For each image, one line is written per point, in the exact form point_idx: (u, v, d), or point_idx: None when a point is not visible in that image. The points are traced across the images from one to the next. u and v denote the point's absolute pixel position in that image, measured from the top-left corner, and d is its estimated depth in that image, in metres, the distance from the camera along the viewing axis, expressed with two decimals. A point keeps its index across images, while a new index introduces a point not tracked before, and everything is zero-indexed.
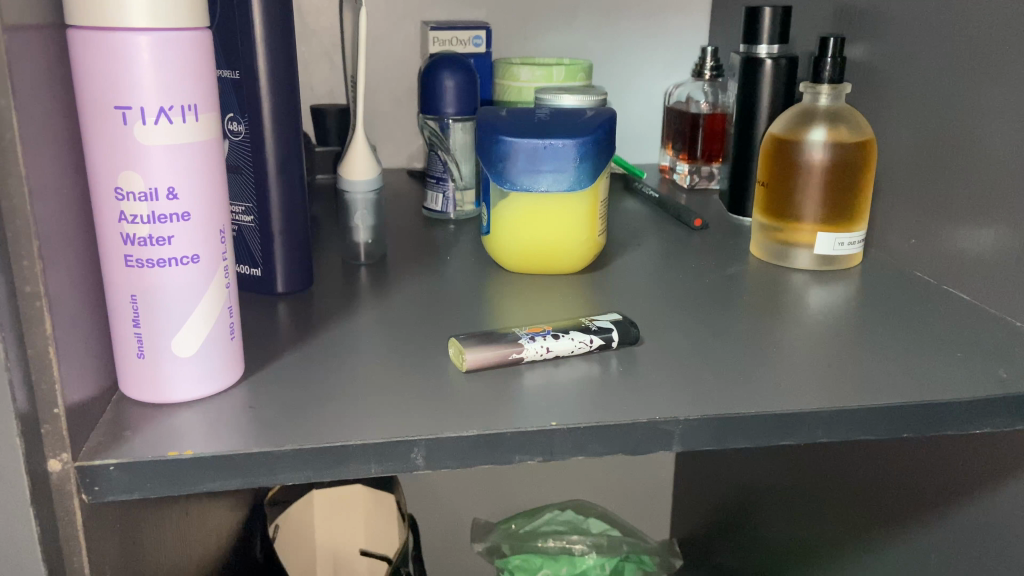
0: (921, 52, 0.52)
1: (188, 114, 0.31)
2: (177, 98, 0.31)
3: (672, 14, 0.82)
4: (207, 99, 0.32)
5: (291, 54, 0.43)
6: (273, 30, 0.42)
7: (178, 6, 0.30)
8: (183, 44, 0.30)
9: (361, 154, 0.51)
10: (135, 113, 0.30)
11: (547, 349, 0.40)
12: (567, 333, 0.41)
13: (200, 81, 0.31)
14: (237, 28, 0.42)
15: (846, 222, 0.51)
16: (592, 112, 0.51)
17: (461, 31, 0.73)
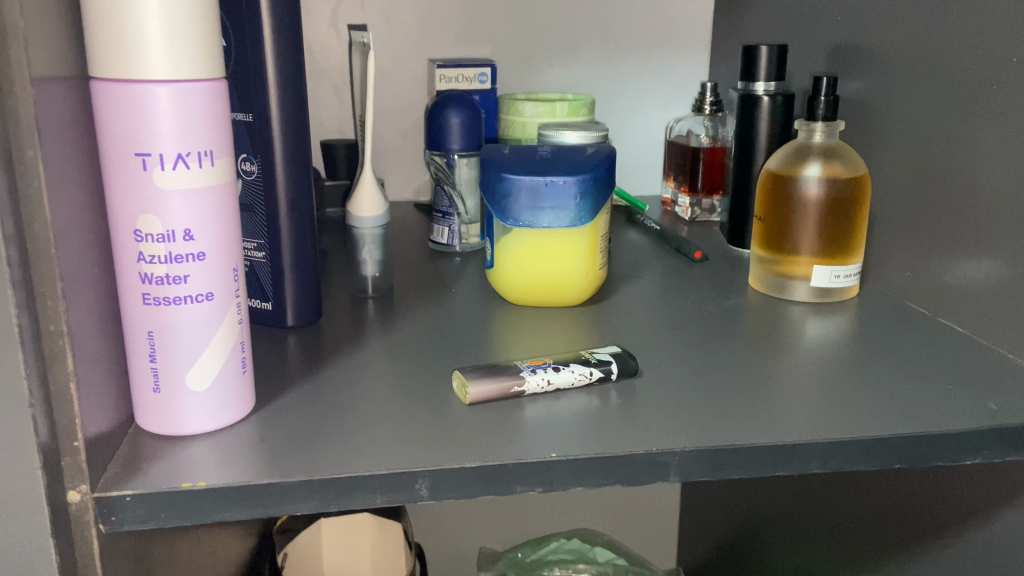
0: (913, 92, 0.53)
1: (204, 159, 0.33)
2: (194, 145, 0.32)
3: (672, 50, 0.84)
4: (221, 144, 0.34)
5: (301, 96, 0.45)
6: (285, 76, 0.44)
7: (196, 58, 0.32)
8: (200, 94, 0.32)
9: (369, 190, 0.52)
10: (154, 160, 0.32)
11: (548, 382, 0.41)
12: (568, 365, 0.42)
13: (216, 128, 0.33)
14: (250, 73, 0.44)
15: (842, 255, 0.52)
16: (592, 149, 0.53)
17: (467, 68, 0.75)
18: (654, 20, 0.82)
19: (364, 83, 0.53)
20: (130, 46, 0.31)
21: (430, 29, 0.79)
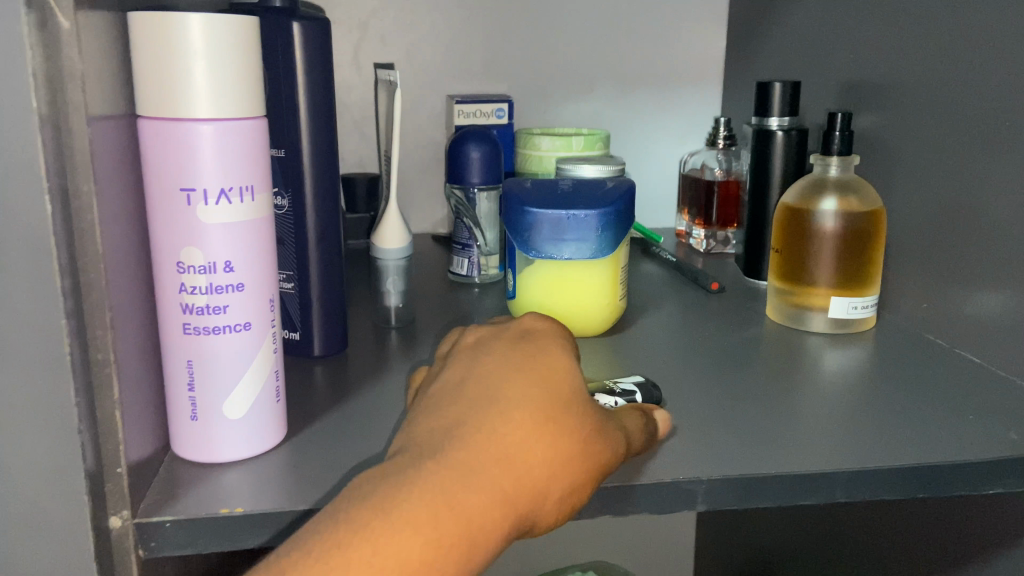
0: (925, 127, 0.54)
1: (245, 194, 0.34)
2: (235, 181, 0.34)
3: (685, 86, 0.85)
4: (261, 179, 0.35)
5: (331, 132, 0.46)
6: (316, 113, 0.45)
7: (240, 97, 0.33)
8: (243, 132, 0.33)
9: (394, 222, 0.54)
10: (198, 195, 0.33)
11: None
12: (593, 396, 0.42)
13: (256, 164, 0.34)
14: (283, 110, 0.45)
15: (859, 286, 0.53)
16: (612, 183, 0.54)
17: (484, 105, 0.78)
18: (668, 57, 0.84)
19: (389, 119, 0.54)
20: (177, 87, 0.32)
21: (449, 66, 0.81)
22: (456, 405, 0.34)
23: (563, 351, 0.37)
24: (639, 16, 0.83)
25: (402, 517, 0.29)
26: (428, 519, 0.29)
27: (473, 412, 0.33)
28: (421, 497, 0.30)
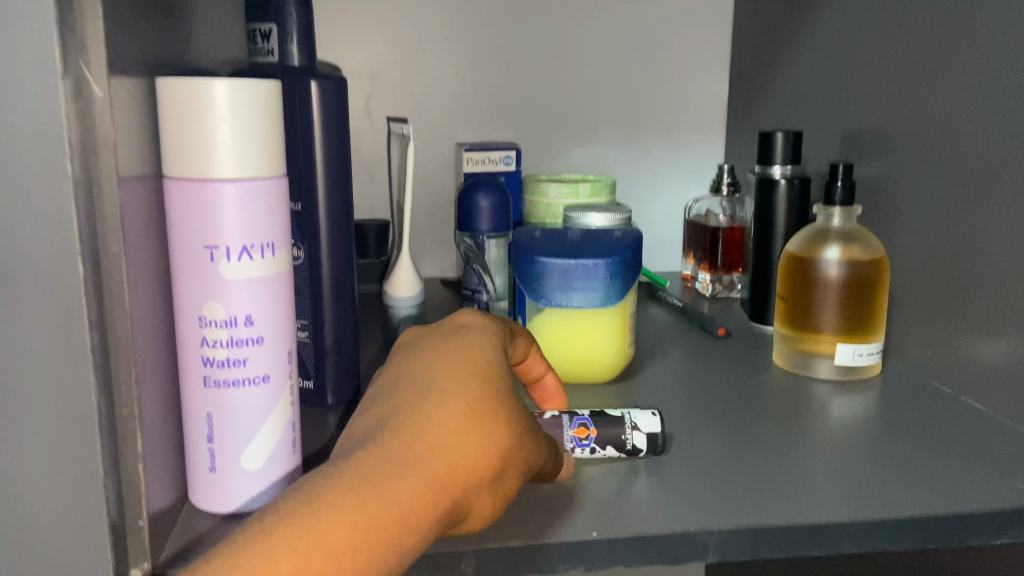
0: (927, 178, 0.56)
1: (266, 250, 0.35)
2: (257, 238, 0.35)
3: (690, 133, 0.87)
4: (281, 236, 0.36)
5: (346, 187, 0.48)
6: (332, 168, 0.47)
7: (262, 159, 0.35)
8: (265, 191, 0.35)
9: (405, 272, 0.55)
10: (221, 252, 0.34)
11: (590, 452, 0.43)
12: (605, 446, 0.43)
13: (276, 221, 0.35)
14: (301, 166, 0.46)
15: (864, 333, 0.53)
16: (619, 232, 0.55)
17: (493, 152, 0.79)
18: (672, 106, 0.86)
19: (402, 171, 0.56)
20: (203, 149, 0.33)
21: (459, 115, 0.83)
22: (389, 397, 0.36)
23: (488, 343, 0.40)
24: (644, 66, 0.85)
25: (346, 494, 0.30)
26: (364, 500, 0.30)
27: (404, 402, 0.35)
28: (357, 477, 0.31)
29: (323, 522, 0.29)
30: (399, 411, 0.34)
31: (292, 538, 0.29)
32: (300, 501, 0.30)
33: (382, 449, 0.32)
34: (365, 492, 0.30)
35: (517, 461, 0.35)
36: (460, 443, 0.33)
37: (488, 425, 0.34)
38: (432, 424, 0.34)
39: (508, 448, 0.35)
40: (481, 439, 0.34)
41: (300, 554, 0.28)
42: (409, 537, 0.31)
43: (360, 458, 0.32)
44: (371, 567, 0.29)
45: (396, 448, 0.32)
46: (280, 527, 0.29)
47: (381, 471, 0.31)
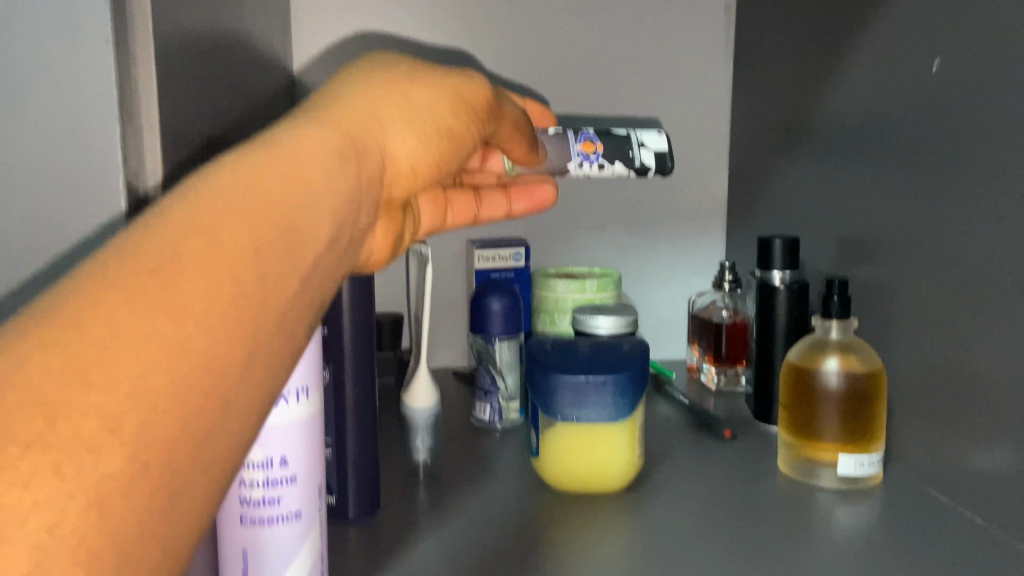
0: (918, 290, 0.58)
1: (300, 394, 0.38)
2: (291, 383, 0.37)
3: (691, 227, 0.91)
4: (314, 379, 0.39)
5: (370, 310, 0.51)
6: (357, 294, 0.50)
7: None
8: None
9: (422, 382, 0.58)
10: None
11: (593, 168, 0.64)
12: (612, 163, 0.64)
13: (309, 365, 0.38)
14: (327, 293, 0.50)
15: (865, 443, 0.55)
16: (628, 344, 0.58)
17: (503, 249, 0.82)
18: (674, 202, 0.90)
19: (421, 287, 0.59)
20: None
21: None
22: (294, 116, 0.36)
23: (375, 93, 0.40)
24: None
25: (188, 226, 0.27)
26: (199, 259, 0.27)
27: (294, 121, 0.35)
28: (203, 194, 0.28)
29: (267, 179, 0.30)
30: (323, 108, 0.37)
31: (233, 191, 0.29)
32: (235, 163, 0.30)
33: (308, 123, 0.35)
34: (297, 150, 0.32)
35: (426, 112, 0.41)
36: (374, 122, 0.39)
37: (400, 109, 0.40)
38: (358, 109, 0.38)
39: (421, 107, 0.41)
40: (393, 118, 0.40)
41: (245, 202, 0.29)
42: (325, 242, 0.33)
43: (282, 130, 0.34)
44: (266, 237, 0.29)
45: (304, 156, 0.32)
46: (217, 182, 0.29)
47: (309, 137, 0.33)
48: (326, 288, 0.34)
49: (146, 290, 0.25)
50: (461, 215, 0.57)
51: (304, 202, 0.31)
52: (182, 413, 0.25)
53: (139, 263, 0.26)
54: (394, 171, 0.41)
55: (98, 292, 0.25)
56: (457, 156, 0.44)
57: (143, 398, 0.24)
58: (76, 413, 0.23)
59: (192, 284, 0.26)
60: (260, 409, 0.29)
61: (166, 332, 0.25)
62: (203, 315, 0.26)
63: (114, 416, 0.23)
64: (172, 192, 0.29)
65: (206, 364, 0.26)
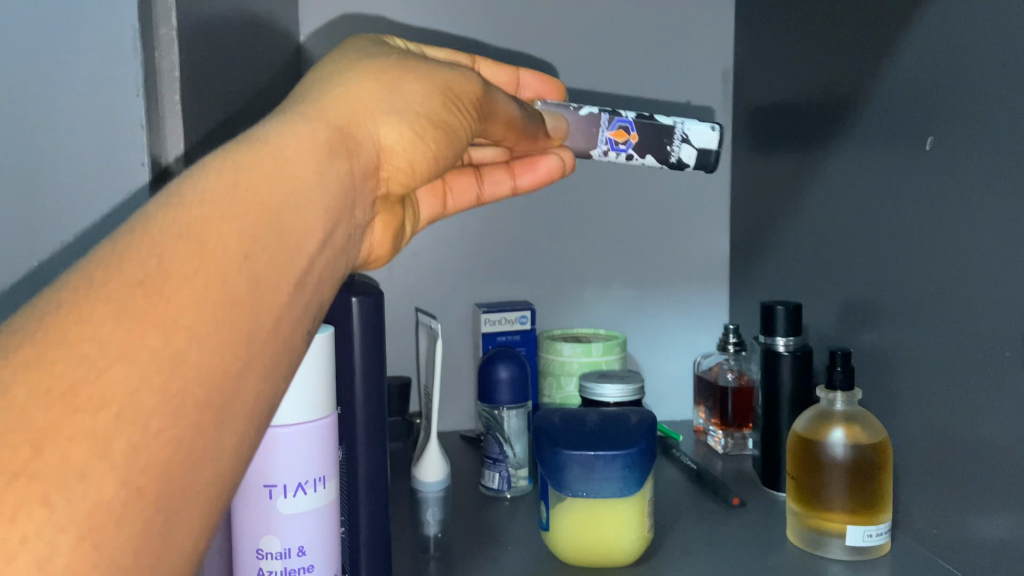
0: (920, 358, 0.59)
1: (316, 486, 0.41)
2: (308, 476, 0.41)
3: (695, 288, 0.92)
4: (329, 471, 0.42)
5: (382, 390, 0.55)
6: (368, 376, 0.54)
7: (312, 409, 0.41)
8: (314, 435, 0.41)
9: (432, 459, 0.61)
10: (278, 490, 0.40)
11: (619, 158, 0.63)
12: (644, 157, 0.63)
13: (325, 459, 0.42)
14: (342, 375, 0.54)
15: (871, 514, 0.56)
16: (636, 417, 0.58)
17: (509, 312, 0.83)
18: (678, 263, 0.91)
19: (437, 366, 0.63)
20: None
21: (476, 276, 0.88)
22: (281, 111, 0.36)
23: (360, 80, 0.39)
24: (649, 228, 0.90)
25: (185, 250, 0.28)
26: (196, 284, 0.27)
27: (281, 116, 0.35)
28: (198, 214, 0.29)
29: (251, 179, 0.31)
30: (308, 101, 0.37)
31: (219, 196, 0.30)
32: (220, 166, 0.31)
33: (295, 121, 0.35)
34: (282, 152, 0.32)
35: (418, 103, 0.40)
36: (366, 115, 0.38)
37: (388, 96, 0.39)
38: (344, 101, 0.37)
39: (409, 98, 0.40)
40: (382, 107, 0.39)
41: (232, 209, 0.30)
42: (318, 240, 0.33)
43: (269, 129, 0.34)
44: (263, 236, 0.30)
45: (296, 168, 0.33)
46: (201, 189, 0.30)
47: (295, 137, 0.33)
48: (325, 288, 0.35)
49: (134, 303, 0.26)
50: (462, 195, 0.58)
51: (300, 200, 0.32)
52: (174, 430, 0.26)
53: (125, 276, 0.26)
54: (388, 164, 0.41)
55: (84, 306, 0.26)
56: (453, 146, 0.44)
57: (134, 417, 0.25)
58: (64, 436, 0.24)
59: (184, 300, 0.27)
60: (260, 419, 0.30)
61: (157, 346, 0.26)
62: (194, 327, 0.27)
63: (103, 438, 0.24)
64: (159, 197, 0.30)
65: (199, 379, 0.27)
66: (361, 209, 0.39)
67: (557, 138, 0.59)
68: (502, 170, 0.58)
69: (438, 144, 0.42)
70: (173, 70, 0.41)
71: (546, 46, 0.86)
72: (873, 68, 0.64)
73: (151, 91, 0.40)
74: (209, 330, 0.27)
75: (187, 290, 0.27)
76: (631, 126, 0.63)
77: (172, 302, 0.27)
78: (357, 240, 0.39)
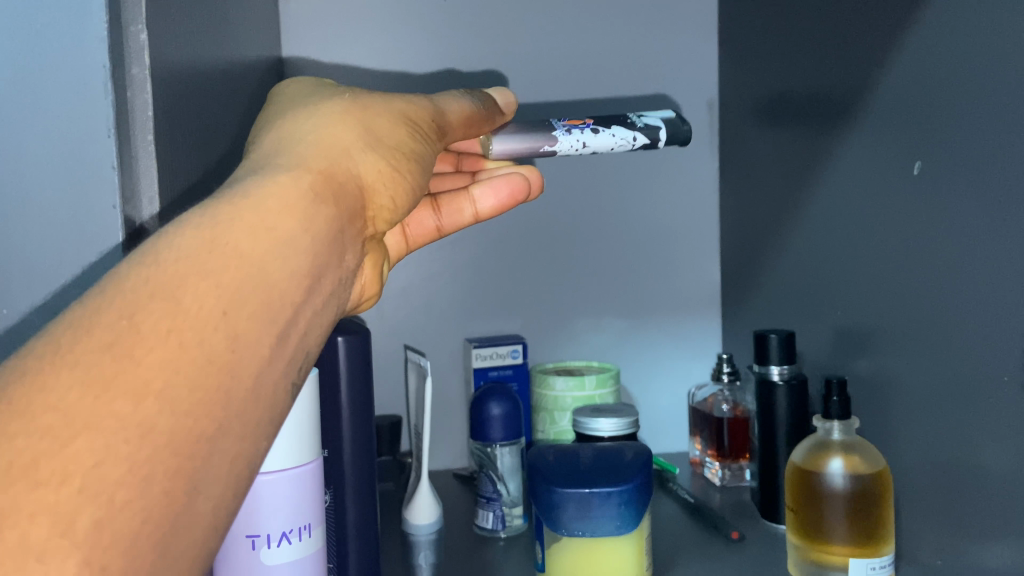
0: (916, 383, 0.58)
1: (300, 534, 0.43)
2: (292, 524, 0.43)
3: (688, 317, 0.91)
4: (313, 518, 0.44)
5: (370, 429, 0.54)
6: (356, 417, 0.53)
7: (295, 456, 0.43)
8: (297, 482, 0.43)
9: (424, 503, 0.67)
10: (261, 539, 0.42)
11: (581, 142, 0.56)
12: (610, 130, 0.57)
13: (308, 507, 0.44)
14: (329, 417, 0.53)
15: (874, 545, 0.54)
16: (631, 451, 0.57)
17: (500, 346, 0.81)
18: (669, 292, 0.90)
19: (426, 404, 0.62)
20: None
21: (466, 311, 0.87)
22: (258, 160, 0.36)
23: (335, 126, 0.39)
24: (639, 258, 0.89)
25: (158, 311, 0.27)
26: (168, 343, 0.27)
27: (257, 167, 0.35)
28: (172, 273, 0.29)
29: (230, 234, 0.31)
30: (284, 151, 0.37)
31: (197, 255, 0.29)
32: (197, 222, 0.31)
33: (272, 172, 0.34)
34: (264, 202, 0.32)
35: (386, 137, 0.41)
36: (343, 154, 0.38)
37: (360, 135, 0.40)
38: (317, 145, 0.38)
39: (382, 141, 0.41)
40: (356, 144, 0.39)
41: (211, 266, 0.29)
42: (306, 286, 0.33)
43: (247, 182, 0.33)
44: (241, 291, 0.30)
45: (277, 214, 0.32)
46: (179, 249, 0.29)
47: (275, 186, 0.33)
48: (313, 337, 0.34)
49: (102, 368, 0.26)
50: (419, 227, 0.57)
51: (287, 246, 0.32)
52: (141, 502, 0.26)
53: (95, 340, 0.26)
54: (372, 204, 0.40)
55: (48, 375, 0.25)
56: (425, 174, 0.44)
57: (99, 490, 0.25)
58: (26, 513, 0.23)
59: (155, 361, 0.27)
60: (243, 478, 0.30)
61: (126, 414, 0.25)
62: (165, 388, 0.26)
63: (66, 515, 0.24)
64: (132, 259, 0.29)
65: (172, 447, 0.26)
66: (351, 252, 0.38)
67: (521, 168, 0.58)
68: (459, 196, 0.56)
69: (412, 175, 0.42)
70: (148, 109, 0.36)
71: (532, 79, 0.86)
72: (859, 94, 0.64)
73: (123, 127, 0.36)
74: (184, 391, 0.27)
75: (159, 351, 0.27)
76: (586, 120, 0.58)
77: (140, 366, 0.26)
78: (348, 286, 0.39)
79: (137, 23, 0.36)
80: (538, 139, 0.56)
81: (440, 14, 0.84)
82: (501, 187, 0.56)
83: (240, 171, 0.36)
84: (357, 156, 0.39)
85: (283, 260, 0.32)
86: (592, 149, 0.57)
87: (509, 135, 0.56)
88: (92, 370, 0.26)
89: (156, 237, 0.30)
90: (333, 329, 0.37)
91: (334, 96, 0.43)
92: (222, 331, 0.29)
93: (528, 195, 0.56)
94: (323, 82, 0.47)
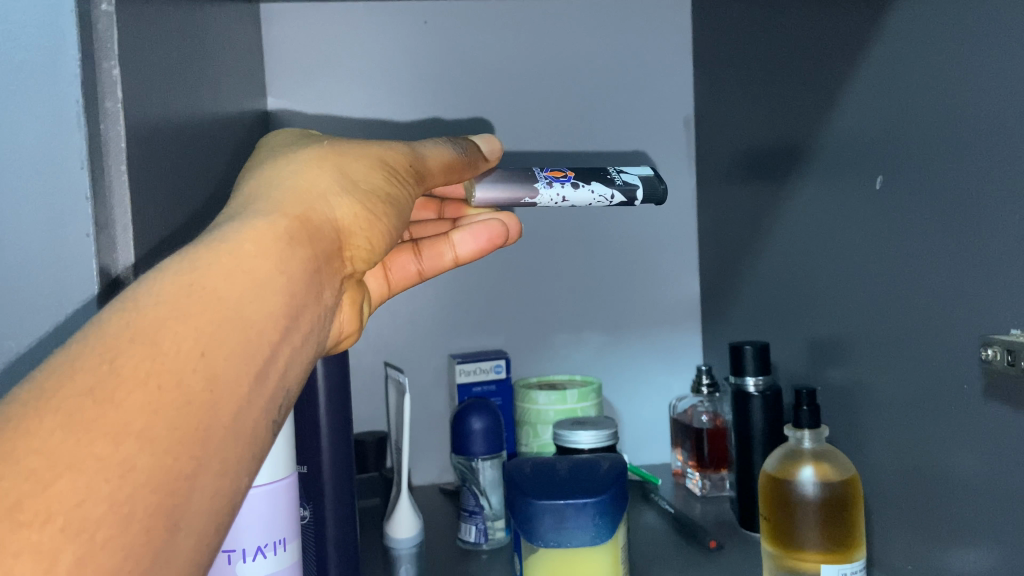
0: (884, 392, 0.60)
1: (276, 547, 0.44)
2: (269, 538, 0.44)
3: (668, 330, 0.92)
4: (288, 532, 0.45)
5: (349, 447, 0.56)
6: (336, 433, 0.55)
7: (272, 470, 0.45)
8: (274, 497, 0.45)
9: (405, 514, 0.66)
10: (238, 553, 0.43)
11: (561, 196, 0.57)
12: (589, 185, 0.58)
13: (282, 522, 0.45)
14: (309, 434, 0.54)
15: (844, 552, 0.56)
16: (606, 463, 0.58)
17: (483, 362, 0.83)
18: (650, 306, 0.92)
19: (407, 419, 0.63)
20: None
21: (449, 328, 0.88)
22: (236, 206, 0.38)
23: (312, 170, 0.41)
24: (619, 272, 0.91)
25: (137, 356, 0.29)
26: (146, 386, 0.28)
27: (236, 213, 0.37)
28: (150, 319, 0.30)
29: (207, 280, 0.32)
30: (262, 196, 0.38)
31: (175, 300, 0.31)
32: (176, 269, 0.32)
33: (250, 217, 0.36)
34: (240, 248, 0.34)
35: (361, 180, 0.42)
36: (319, 198, 0.40)
37: (336, 178, 0.41)
38: (294, 190, 0.39)
39: (358, 182, 0.42)
40: (332, 189, 0.41)
41: (188, 310, 0.31)
42: (281, 327, 0.34)
43: (225, 228, 0.35)
44: (216, 334, 0.31)
45: (253, 260, 0.34)
46: (156, 295, 0.31)
47: (252, 230, 0.35)
48: (289, 376, 0.35)
49: (82, 413, 0.27)
50: (403, 272, 0.58)
51: (262, 291, 0.33)
52: (122, 539, 0.26)
53: (77, 385, 0.27)
54: (348, 244, 0.42)
55: (32, 419, 0.26)
56: (401, 215, 0.45)
57: (81, 529, 0.26)
58: (10, 552, 0.24)
59: (134, 404, 0.28)
60: (222, 512, 0.31)
61: (106, 455, 0.26)
62: (143, 429, 0.27)
63: (49, 552, 0.25)
64: (113, 305, 0.30)
65: (151, 485, 0.27)
66: (327, 290, 0.39)
67: (501, 213, 0.59)
68: (439, 242, 0.58)
69: (389, 217, 0.44)
70: (121, 139, 0.38)
71: (510, 99, 0.88)
72: (825, 112, 0.66)
73: (96, 159, 0.37)
74: (163, 431, 0.28)
75: (137, 393, 0.28)
76: (564, 169, 0.59)
77: (119, 408, 0.27)
78: (325, 324, 0.40)
79: (111, 59, 0.37)
80: (518, 190, 0.57)
81: (418, 37, 0.86)
82: (480, 230, 0.57)
83: (220, 217, 0.37)
84: (333, 198, 0.40)
85: (258, 303, 0.33)
86: (572, 203, 0.58)
87: (494, 188, 0.56)
88: (71, 415, 0.27)
89: (136, 285, 0.32)
90: (310, 365, 0.38)
91: (313, 141, 0.45)
92: (198, 373, 0.30)
93: (507, 239, 0.58)
94: (304, 131, 0.49)
